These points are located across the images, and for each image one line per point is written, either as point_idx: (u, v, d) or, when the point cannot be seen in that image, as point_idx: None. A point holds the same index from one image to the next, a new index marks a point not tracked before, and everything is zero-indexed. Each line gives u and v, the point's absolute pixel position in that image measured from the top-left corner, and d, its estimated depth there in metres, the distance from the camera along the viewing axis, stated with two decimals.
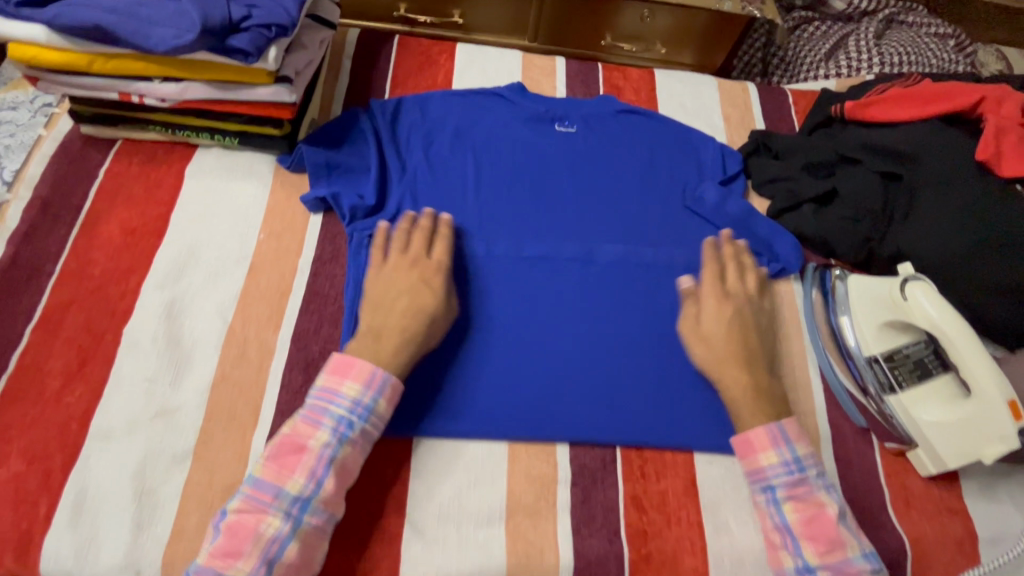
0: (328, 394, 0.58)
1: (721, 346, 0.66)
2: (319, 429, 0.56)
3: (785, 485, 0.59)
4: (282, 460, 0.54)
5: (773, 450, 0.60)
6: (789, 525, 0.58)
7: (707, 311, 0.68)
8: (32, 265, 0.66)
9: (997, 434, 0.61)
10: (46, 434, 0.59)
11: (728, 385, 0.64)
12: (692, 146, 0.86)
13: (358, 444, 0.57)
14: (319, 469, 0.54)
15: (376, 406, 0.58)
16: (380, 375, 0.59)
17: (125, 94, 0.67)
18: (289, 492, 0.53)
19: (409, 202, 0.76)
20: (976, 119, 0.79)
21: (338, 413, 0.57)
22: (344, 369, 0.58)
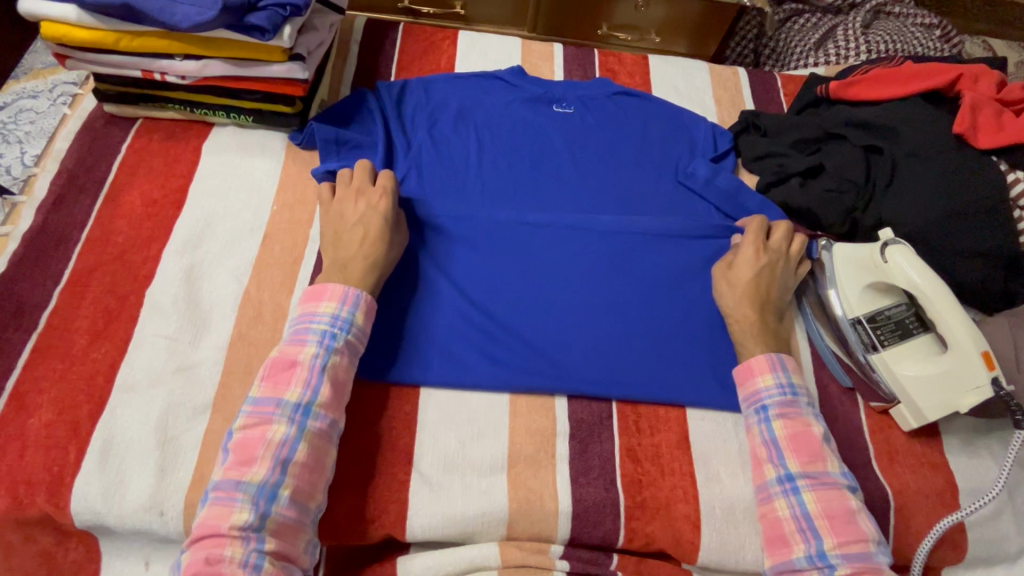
0: (307, 317, 0.62)
1: (742, 288, 0.72)
2: (306, 345, 0.60)
3: (778, 404, 0.64)
4: (276, 378, 0.59)
5: (771, 373, 0.65)
6: (776, 439, 0.62)
7: (742, 257, 0.74)
8: (59, 233, 0.71)
9: (974, 384, 0.64)
10: (74, 386, 0.62)
11: (738, 321, 0.71)
12: (684, 125, 0.90)
13: (345, 355, 0.62)
14: (313, 378, 0.58)
15: (355, 319, 0.63)
16: (353, 291, 0.64)
17: (148, 71, 0.73)
18: (289, 401, 0.57)
19: (414, 176, 0.80)
20: (954, 96, 0.83)
21: (321, 328, 0.61)
22: (317, 295, 0.64)
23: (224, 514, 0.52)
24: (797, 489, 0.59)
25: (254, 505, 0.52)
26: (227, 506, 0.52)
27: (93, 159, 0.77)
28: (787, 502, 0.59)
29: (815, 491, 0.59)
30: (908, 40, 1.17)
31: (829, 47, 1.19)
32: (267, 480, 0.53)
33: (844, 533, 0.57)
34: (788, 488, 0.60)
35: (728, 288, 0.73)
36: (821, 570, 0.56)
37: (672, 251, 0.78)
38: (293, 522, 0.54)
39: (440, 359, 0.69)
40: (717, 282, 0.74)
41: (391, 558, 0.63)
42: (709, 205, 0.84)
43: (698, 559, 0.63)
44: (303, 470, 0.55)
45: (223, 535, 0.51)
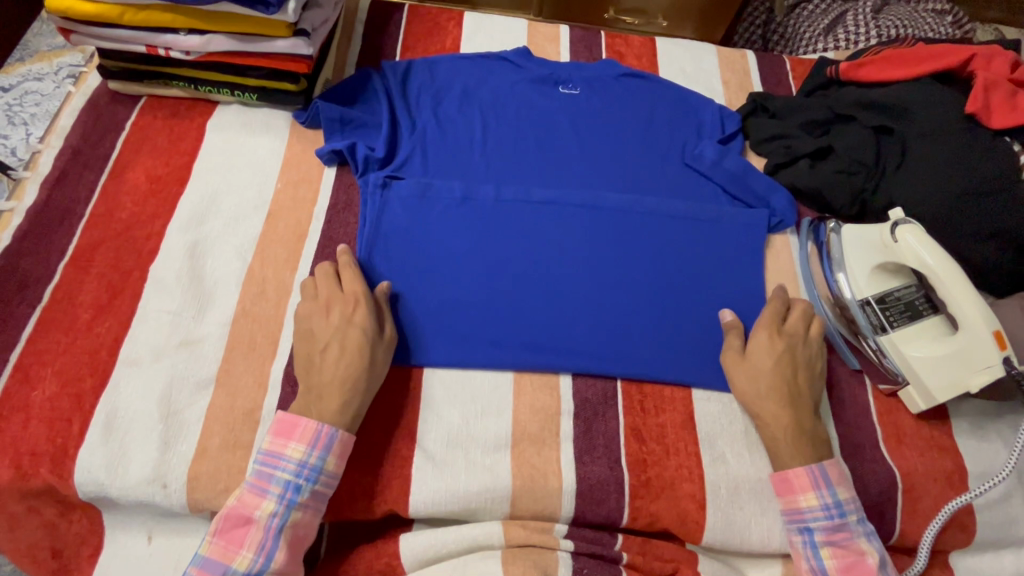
0: (273, 459, 0.57)
1: (763, 381, 0.65)
2: (265, 499, 0.56)
3: (824, 529, 0.60)
4: (229, 535, 0.55)
5: (814, 492, 0.60)
6: (824, 569, 0.59)
7: (758, 344, 0.67)
8: (63, 208, 0.71)
9: (983, 364, 0.64)
10: (78, 358, 0.62)
11: (766, 425, 0.64)
12: (692, 107, 0.89)
13: (309, 509, 0.57)
14: (268, 541, 0.55)
15: (325, 466, 0.57)
16: (325, 433, 0.57)
17: (152, 47, 0.73)
18: (237, 569, 0.54)
19: (419, 155, 0.79)
20: (967, 77, 0.81)
21: (284, 478, 0.56)
22: (288, 431, 0.57)
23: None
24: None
25: None
26: None
27: (97, 135, 0.77)
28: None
29: None
30: (918, 24, 1.16)
31: (839, 32, 1.17)
32: None
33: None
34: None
35: (743, 382, 0.66)
36: None
37: (679, 232, 0.77)
38: None
39: (445, 336, 0.69)
40: (730, 371, 0.67)
41: (393, 534, 0.63)
42: (716, 188, 0.83)
43: (702, 538, 0.63)
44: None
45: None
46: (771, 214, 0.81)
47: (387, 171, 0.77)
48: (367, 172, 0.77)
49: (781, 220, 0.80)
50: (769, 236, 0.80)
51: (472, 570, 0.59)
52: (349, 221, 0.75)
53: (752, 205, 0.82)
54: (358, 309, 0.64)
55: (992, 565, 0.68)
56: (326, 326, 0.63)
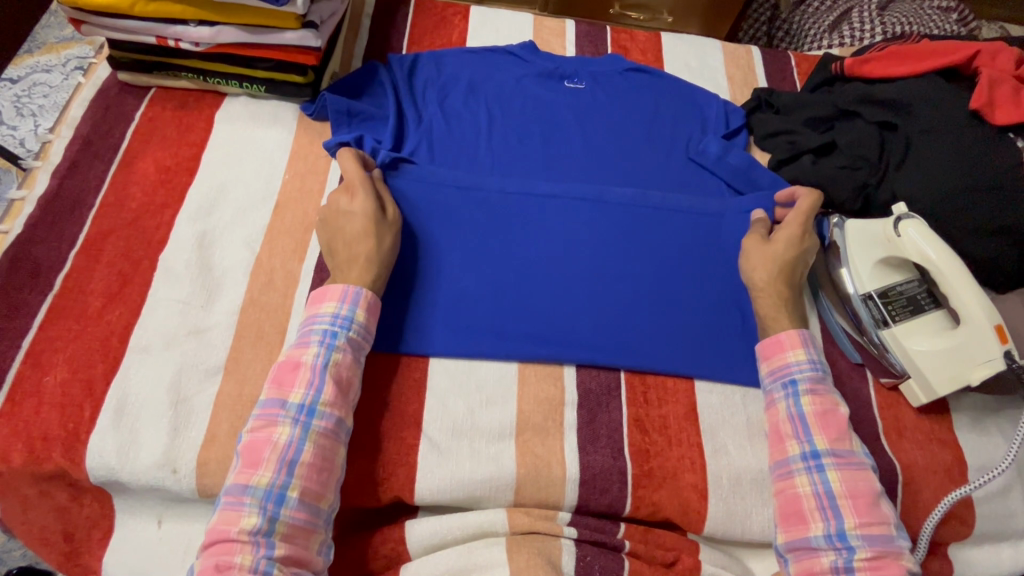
0: (311, 318, 0.62)
1: (778, 261, 0.71)
2: (309, 346, 0.60)
3: (809, 380, 0.64)
4: (282, 379, 0.59)
5: (803, 348, 0.65)
6: (803, 414, 0.62)
7: (787, 231, 0.73)
8: (73, 198, 0.72)
9: (984, 357, 0.64)
10: (89, 345, 0.63)
11: (764, 295, 0.70)
12: (697, 103, 0.90)
13: (349, 352, 0.61)
14: (316, 377, 0.58)
15: (356, 316, 0.62)
16: (353, 289, 0.63)
17: (162, 37, 0.74)
18: (293, 402, 0.57)
19: (425, 148, 0.80)
20: (971, 74, 0.81)
21: (323, 327, 0.61)
22: (320, 296, 0.63)
23: (232, 519, 0.52)
24: (822, 467, 0.59)
25: (262, 509, 0.52)
26: (236, 511, 0.53)
27: (107, 125, 0.78)
28: (809, 479, 0.60)
29: (841, 471, 0.59)
30: (924, 21, 1.16)
31: (844, 29, 1.17)
32: (274, 483, 0.53)
33: (866, 514, 0.57)
34: (812, 465, 0.60)
35: (756, 262, 0.72)
36: (839, 551, 0.56)
37: (683, 225, 0.78)
38: (304, 525, 0.54)
39: (448, 326, 0.70)
40: (750, 249, 0.73)
41: (397, 522, 0.64)
42: (720, 182, 0.84)
43: (703, 528, 0.64)
44: (311, 470, 0.55)
45: (232, 540, 0.51)
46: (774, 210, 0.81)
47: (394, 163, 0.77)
48: None
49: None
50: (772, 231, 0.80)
51: (477, 557, 0.60)
52: None
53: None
54: (357, 196, 0.68)
55: (990, 558, 0.69)
56: (339, 211, 0.68)
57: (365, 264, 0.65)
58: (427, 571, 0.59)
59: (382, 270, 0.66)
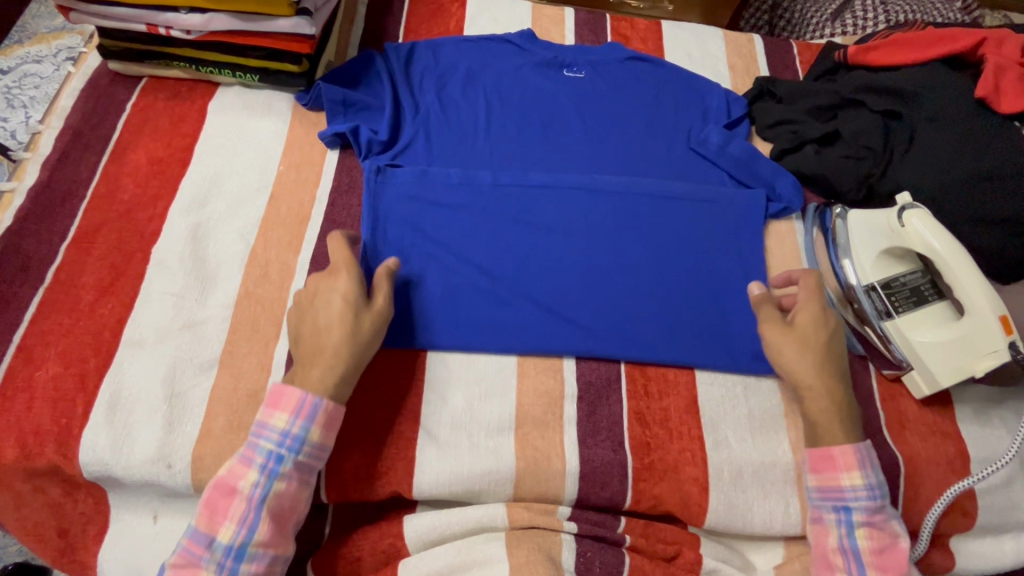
0: (258, 429, 0.56)
1: (815, 352, 0.63)
2: (249, 469, 0.55)
3: (865, 510, 0.58)
4: (215, 506, 0.55)
5: (860, 472, 0.59)
6: (858, 549, 0.58)
7: (808, 314, 0.64)
8: (65, 189, 0.71)
9: (989, 348, 0.63)
10: (81, 339, 0.62)
11: (813, 398, 0.62)
12: (698, 92, 0.88)
13: (294, 479, 0.56)
14: (250, 513, 0.54)
15: (308, 436, 0.56)
16: (308, 402, 0.57)
17: (153, 26, 0.72)
18: (223, 541, 0.53)
19: (422, 137, 0.79)
20: (977, 61, 0.80)
21: (267, 447, 0.56)
22: (274, 400, 0.57)
23: None
24: None
25: None
26: None
27: (98, 116, 0.76)
28: None
29: None
30: (927, 9, 1.15)
31: (847, 17, 1.16)
32: None
33: None
34: None
35: (793, 355, 0.63)
36: None
37: (683, 216, 0.77)
38: None
39: (447, 319, 0.69)
40: (775, 338, 0.64)
41: (396, 516, 0.63)
42: (722, 173, 0.82)
43: (704, 521, 0.63)
44: None
45: None
46: (777, 201, 0.81)
47: (390, 154, 0.76)
48: (370, 155, 0.76)
49: (787, 204, 0.80)
50: (772, 223, 0.80)
51: (477, 553, 0.59)
52: (352, 204, 0.74)
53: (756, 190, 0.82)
54: (340, 277, 0.62)
55: (992, 550, 0.68)
56: (328, 288, 0.62)
57: (331, 362, 0.58)
58: (427, 565, 0.59)
59: (350, 371, 0.59)
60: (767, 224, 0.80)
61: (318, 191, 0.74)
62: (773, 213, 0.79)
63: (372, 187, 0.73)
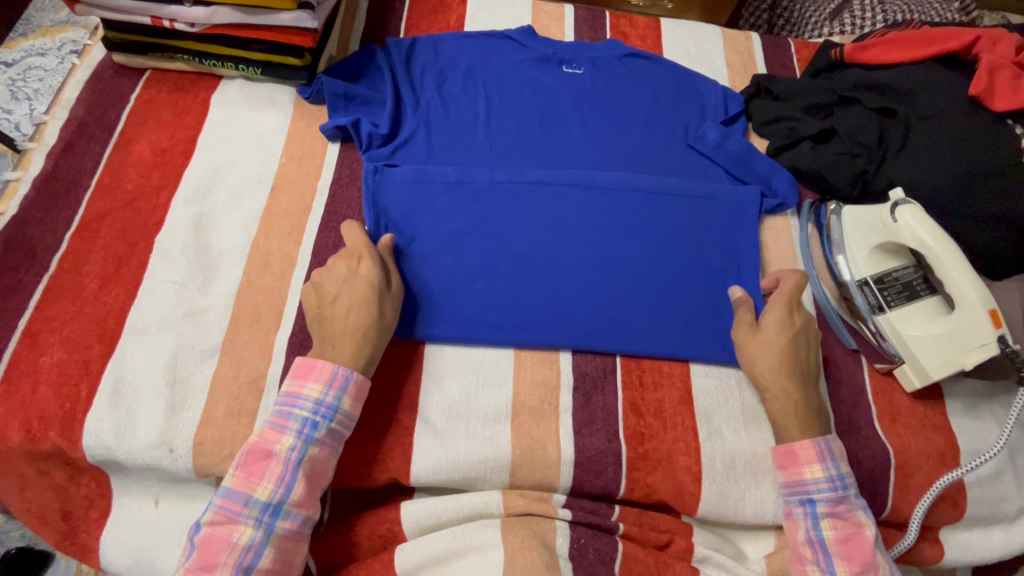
0: (291, 398, 0.59)
1: (776, 355, 0.66)
2: (285, 434, 0.57)
3: (828, 501, 0.61)
4: (250, 468, 0.56)
5: (820, 464, 0.62)
6: (823, 539, 0.61)
7: (774, 319, 0.67)
8: (69, 179, 0.72)
9: (978, 342, 0.64)
10: (86, 325, 0.63)
11: (773, 398, 0.65)
12: (696, 89, 0.89)
13: (327, 445, 0.58)
14: (288, 473, 0.56)
15: (341, 405, 0.59)
16: (342, 373, 0.59)
17: (157, 18, 0.73)
18: (259, 499, 0.55)
19: (422, 132, 0.80)
20: (972, 60, 0.80)
21: (303, 415, 0.58)
22: (306, 372, 0.60)
23: None
24: None
25: None
26: None
27: (102, 107, 0.77)
28: None
29: None
30: (925, 9, 1.16)
31: (845, 17, 1.17)
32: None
33: None
34: None
35: (756, 355, 0.66)
36: None
37: (680, 211, 0.78)
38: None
39: (445, 310, 0.69)
40: (742, 339, 0.68)
41: (394, 502, 0.64)
42: (718, 169, 0.83)
43: (697, 510, 0.64)
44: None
45: None
46: (773, 197, 0.82)
47: (390, 149, 0.77)
48: (371, 149, 0.77)
49: (782, 201, 0.81)
50: (767, 219, 0.81)
51: (473, 539, 0.60)
52: (353, 196, 0.75)
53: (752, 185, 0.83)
54: (364, 264, 0.65)
55: (980, 541, 0.69)
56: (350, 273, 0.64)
57: (360, 342, 0.61)
58: (424, 550, 0.60)
59: (377, 350, 0.62)
60: (763, 220, 0.81)
61: (320, 183, 0.75)
62: (769, 208, 0.80)
63: (372, 182, 0.74)
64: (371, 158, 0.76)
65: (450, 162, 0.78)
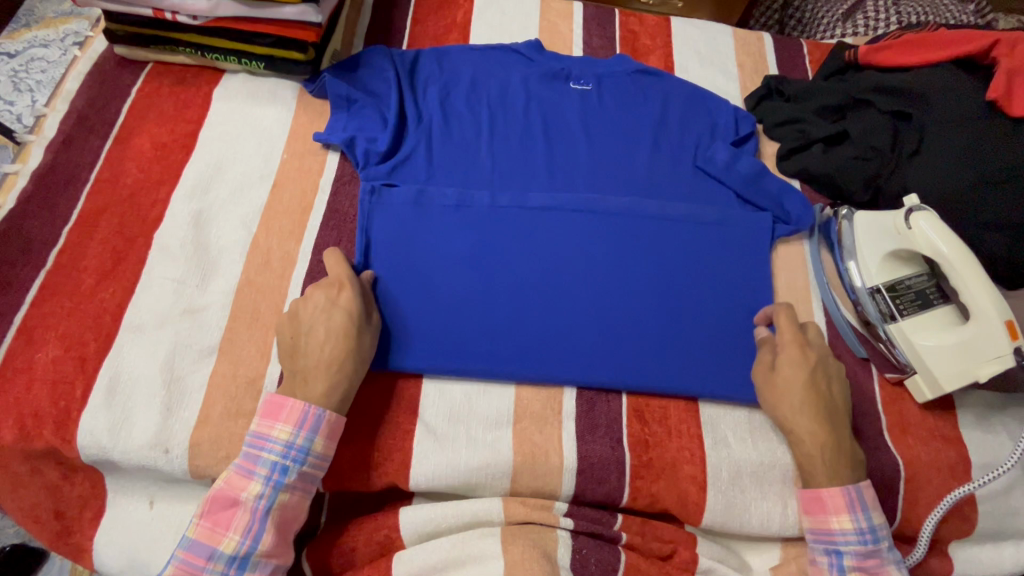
0: (260, 441, 0.57)
1: (796, 397, 0.62)
2: (251, 481, 0.56)
3: (855, 554, 0.59)
4: (215, 517, 0.55)
5: (850, 515, 0.59)
6: None
7: (787, 358, 0.64)
8: (68, 172, 0.70)
9: (995, 353, 0.63)
10: (82, 322, 0.62)
11: (800, 443, 0.62)
12: (706, 107, 0.86)
13: (296, 490, 0.57)
14: (255, 523, 0.55)
15: (312, 447, 0.57)
16: (312, 414, 0.57)
17: (158, 10, 0.72)
18: (224, 552, 0.54)
19: (423, 149, 0.77)
20: (989, 65, 0.77)
21: (271, 459, 0.56)
22: (275, 412, 0.57)
23: None
24: None
25: None
26: None
27: (103, 100, 0.76)
28: None
29: None
30: (941, 11, 1.13)
31: (858, 18, 1.15)
32: None
33: None
34: None
35: (776, 399, 0.63)
36: None
37: (690, 240, 0.74)
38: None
39: (444, 342, 0.66)
40: (763, 383, 0.65)
41: (393, 507, 0.63)
42: (729, 193, 0.80)
43: (702, 520, 0.63)
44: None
45: None
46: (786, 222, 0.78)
47: (389, 167, 0.74)
48: (367, 166, 0.74)
49: (796, 226, 0.78)
50: (778, 245, 0.78)
51: (473, 547, 0.59)
52: (355, 195, 0.74)
53: (765, 208, 0.79)
54: (343, 289, 0.62)
55: (990, 557, 0.68)
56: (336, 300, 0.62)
57: (334, 376, 0.59)
58: (424, 557, 0.59)
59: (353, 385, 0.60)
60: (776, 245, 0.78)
61: (322, 180, 0.74)
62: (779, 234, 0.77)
63: (369, 202, 0.71)
64: (371, 176, 0.73)
65: (451, 183, 0.75)
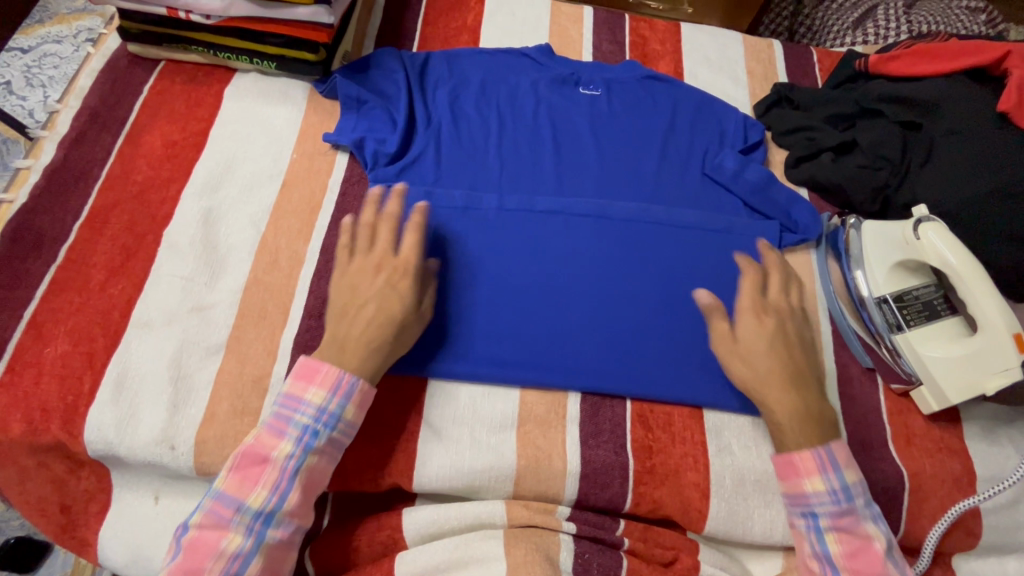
0: (293, 402, 0.56)
1: (760, 365, 0.62)
2: (282, 440, 0.55)
3: (830, 515, 0.58)
4: (245, 471, 0.54)
5: (820, 476, 0.58)
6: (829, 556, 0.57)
7: (744, 327, 0.64)
8: (79, 168, 0.71)
9: (1002, 367, 0.63)
10: (91, 317, 0.62)
11: (771, 410, 0.61)
12: (715, 113, 0.86)
13: (325, 454, 0.57)
14: (284, 481, 0.54)
15: (344, 414, 0.57)
16: (347, 381, 0.57)
17: (173, 9, 0.73)
18: (252, 505, 0.54)
19: (432, 150, 0.77)
20: (1001, 74, 0.77)
21: (304, 421, 0.56)
22: (309, 375, 0.57)
23: None
24: None
25: None
26: None
27: (115, 97, 0.77)
28: None
29: None
30: (951, 22, 1.13)
31: (868, 27, 1.15)
32: None
33: None
34: None
35: (741, 368, 0.63)
36: None
37: (696, 245, 0.74)
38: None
39: (448, 344, 0.66)
40: (724, 353, 0.64)
41: (396, 509, 0.63)
42: (736, 199, 0.80)
43: (704, 527, 0.63)
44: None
45: None
46: (793, 229, 0.78)
47: (397, 169, 0.74)
48: (376, 167, 0.74)
49: (804, 235, 0.78)
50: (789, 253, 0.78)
51: (475, 550, 0.59)
52: (363, 195, 0.74)
53: (772, 217, 0.79)
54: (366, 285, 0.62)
55: (994, 570, 0.67)
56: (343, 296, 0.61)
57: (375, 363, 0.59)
58: (426, 559, 0.59)
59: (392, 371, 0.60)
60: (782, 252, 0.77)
61: (331, 181, 0.74)
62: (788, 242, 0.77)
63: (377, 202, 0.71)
64: (382, 177, 0.74)
65: (458, 185, 0.75)
